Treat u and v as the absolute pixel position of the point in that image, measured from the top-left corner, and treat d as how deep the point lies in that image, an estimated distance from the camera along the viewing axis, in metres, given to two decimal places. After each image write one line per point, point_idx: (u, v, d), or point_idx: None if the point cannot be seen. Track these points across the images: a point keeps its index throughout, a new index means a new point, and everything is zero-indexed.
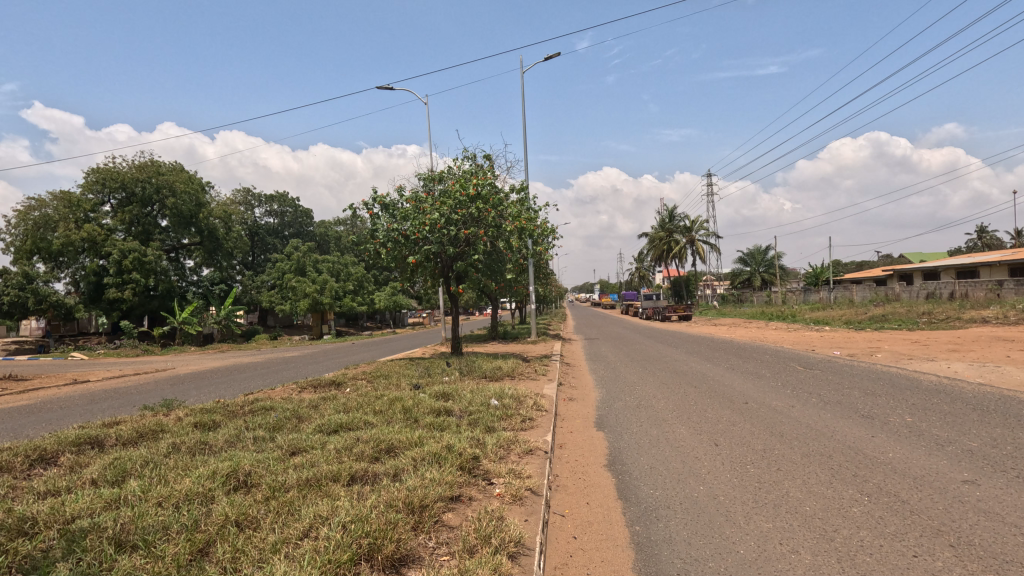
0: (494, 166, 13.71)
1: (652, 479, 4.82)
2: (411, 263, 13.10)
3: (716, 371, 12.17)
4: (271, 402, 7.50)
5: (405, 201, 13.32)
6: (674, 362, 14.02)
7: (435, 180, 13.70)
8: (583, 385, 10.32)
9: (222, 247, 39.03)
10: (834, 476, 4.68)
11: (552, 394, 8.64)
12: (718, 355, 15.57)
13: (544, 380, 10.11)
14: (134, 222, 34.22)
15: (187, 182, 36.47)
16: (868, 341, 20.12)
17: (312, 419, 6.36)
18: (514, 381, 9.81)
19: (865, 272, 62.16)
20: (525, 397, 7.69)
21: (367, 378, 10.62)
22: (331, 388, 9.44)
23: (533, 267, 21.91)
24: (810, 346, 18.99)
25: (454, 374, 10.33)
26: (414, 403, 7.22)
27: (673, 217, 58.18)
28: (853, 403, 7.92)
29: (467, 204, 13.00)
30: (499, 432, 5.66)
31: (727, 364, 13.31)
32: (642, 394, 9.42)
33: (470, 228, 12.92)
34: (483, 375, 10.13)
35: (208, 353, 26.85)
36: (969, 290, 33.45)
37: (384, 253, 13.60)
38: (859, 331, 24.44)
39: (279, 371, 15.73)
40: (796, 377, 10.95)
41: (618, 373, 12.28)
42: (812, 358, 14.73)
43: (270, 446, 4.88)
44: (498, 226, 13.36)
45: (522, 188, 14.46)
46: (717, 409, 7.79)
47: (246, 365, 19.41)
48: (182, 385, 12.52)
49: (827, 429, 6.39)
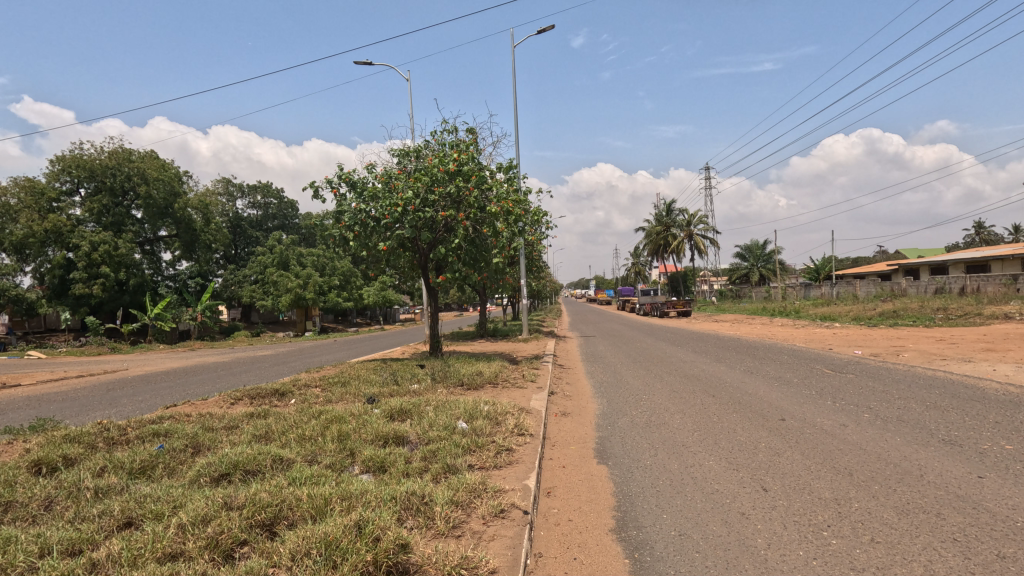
0: (479, 140, 11.95)
1: (686, 560, 3.14)
2: (381, 250, 11.42)
3: (733, 375, 10.53)
4: (174, 425, 5.78)
5: (375, 179, 11.58)
6: (682, 363, 12.35)
7: (408, 155, 11.81)
8: (579, 394, 8.64)
9: (201, 240, 37.06)
10: (971, 560, 3.00)
11: (540, 408, 6.93)
12: (729, 355, 13.96)
13: (531, 389, 8.37)
14: (105, 213, 32.21)
15: (161, 170, 34.44)
16: (887, 339, 18.55)
17: (208, 453, 4.64)
18: (496, 390, 8.14)
19: (866, 267, 60.81)
20: (506, 415, 5.98)
21: (323, 386, 8.91)
22: (270, 399, 7.70)
23: (524, 259, 20.24)
24: (826, 344, 17.42)
25: (425, 381, 8.62)
26: (358, 425, 5.50)
27: (670, 210, 56.55)
28: (922, 421, 6.23)
29: (446, 181, 11.26)
30: (459, 479, 3.95)
31: (742, 366, 11.65)
32: (653, 406, 7.74)
33: (451, 211, 11.18)
34: (458, 383, 8.42)
35: (179, 352, 25.00)
36: (981, 284, 31.98)
37: (352, 241, 11.91)
38: (872, 328, 22.87)
39: (237, 374, 13.98)
40: (828, 382, 9.34)
41: (619, 378, 10.61)
42: (835, 358, 13.10)
43: (95, 510, 3.17)
44: (483, 209, 11.64)
45: (511, 166, 12.70)
46: (750, 429, 6.14)
47: (208, 366, 17.66)
48: (112, 394, 10.75)
49: (909, 462, 4.74)
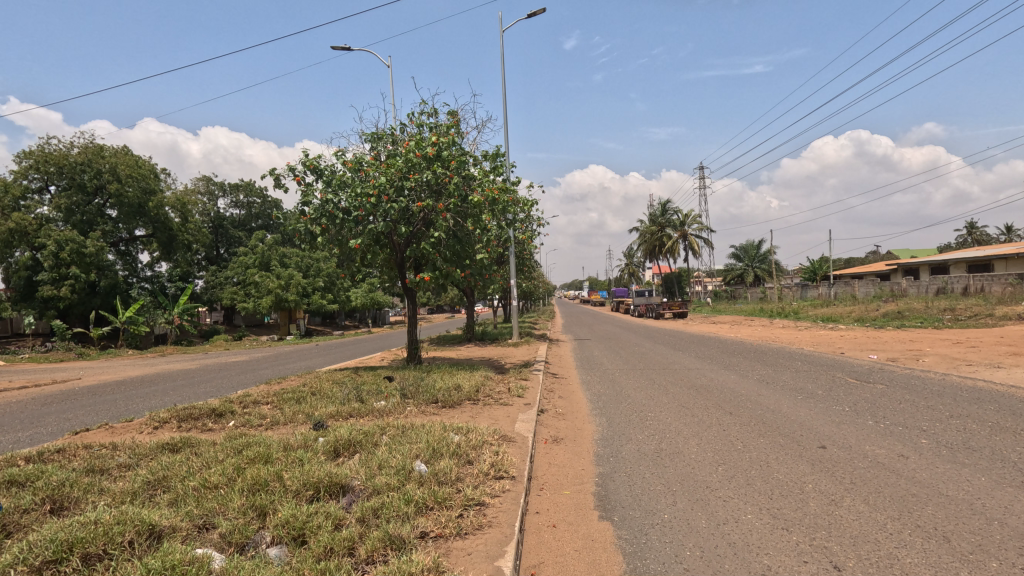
0: (460, 123, 10.65)
1: None
2: (352, 247, 10.13)
3: (747, 386, 9.32)
4: (52, 465, 4.47)
5: (343, 167, 10.26)
6: (687, 371, 11.14)
7: (381, 140, 10.41)
8: (574, 413, 7.39)
9: (178, 240, 35.58)
10: None
11: (526, 434, 5.69)
12: (736, 361, 12.77)
13: (517, 408, 7.08)
14: (75, 212, 30.71)
15: (135, 167, 32.92)
16: (899, 342, 17.47)
17: (59, 517, 3.33)
18: (476, 409, 6.91)
19: (863, 266, 59.97)
20: (482, 448, 4.70)
21: (273, 404, 7.62)
22: (202, 424, 6.40)
23: (514, 258, 19.03)
24: (837, 348, 16.30)
25: (393, 399, 7.34)
26: (287, 465, 4.19)
27: (664, 211, 55.40)
28: (999, 452, 5.01)
29: (423, 167, 9.97)
30: (398, 568, 2.68)
31: (755, 374, 10.44)
32: (663, 427, 6.51)
33: (429, 201, 9.89)
34: (431, 401, 7.19)
35: (149, 358, 23.54)
36: (985, 284, 31.09)
37: (319, 237, 10.61)
38: (880, 330, 21.85)
39: (195, 385, 12.66)
40: (858, 395, 8.13)
41: (618, 389, 9.38)
42: (853, 365, 11.95)
43: None
44: (466, 199, 10.33)
45: (496, 153, 11.42)
46: (789, 463, 4.90)
47: (170, 374, 16.28)
48: (40, 413, 9.44)
49: (1017, 518, 3.53)
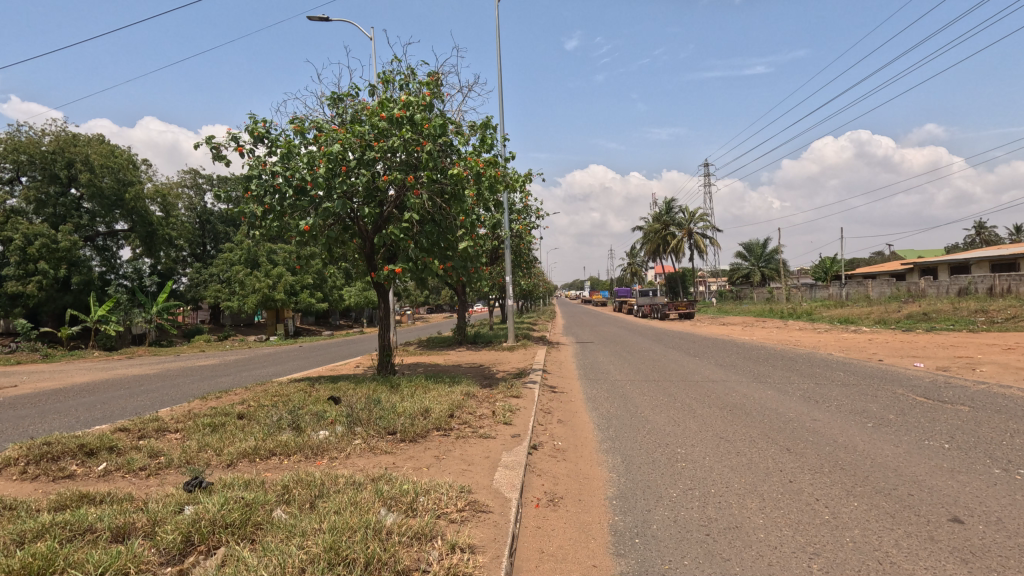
0: (441, 83, 8.72)
1: None
2: (305, 231, 8.30)
3: (793, 406, 7.43)
4: None
5: (295, 134, 8.35)
6: (711, 385, 9.24)
7: (342, 102, 8.44)
8: (577, 448, 5.53)
9: (160, 235, 33.79)
10: None
11: (509, 495, 3.88)
12: (766, 371, 10.95)
13: (501, 444, 5.25)
14: (47, 203, 28.97)
15: (111, 157, 31.12)
16: (939, 348, 15.53)
17: None
18: (443, 446, 5.11)
19: (874, 266, 58.03)
20: (429, 541, 2.86)
21: (182, 433, 5.82)
22: (58, 469, 4.57)
23: (510, 253, 17.24)
24: (873, 354, 14.50)
25: (335, 430, 5.51)
26: None
27: (669, 208, 53.51)
28: None
29: (392, 134, 8.03)
30: None
31: (797, 390, 8.61)
32: (701, 475, 4.65)
33: (398, 175, 7.98)
34: (387, 432, 5.40)
35: (114, 359, 21.71)
36: (1013, 284, 29.29)
37: (269, 220, 8.82)
38: (911, 334, 19.99)
39: (136, 395, 10.90)
40: (942, 421, 6.25)
41: (630, 409, 7.58)
42: (906, 377, 10.02)
43: None
44: (444, 174, 8.42)
45: (484, 124, 9.53)
46: (926, 560, 3.05)
47: (124, 379, 14.54)
48: None
49: None
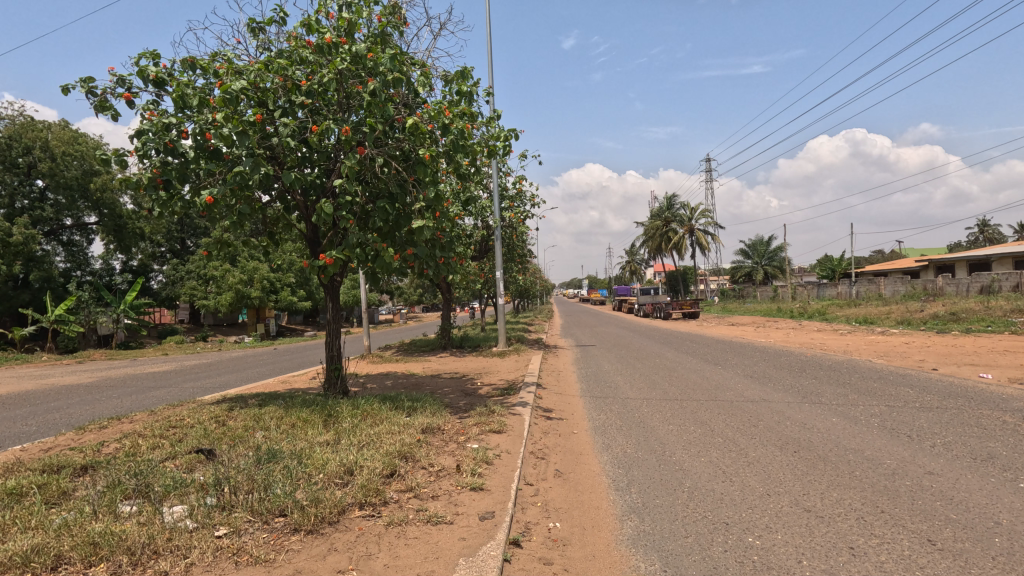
0: (400, 12, 6.58)
1: None
2: (209, 205, 6.08)
3: (882, 446, 5.31)
4: None
5: (196, 75, 6.10)
6: (754, 409, 7.14)
7: (264, 32, 6.24)
8: (585, 539, 3.42)
9: (132, 228, 31.47)
10: None
11: None
12: (812, 386, 8.88)
13: (458, 538, 3.15)
14: (4, 194, 26.60)
15: (75, 144, 28.72)
16: (995, 354, 13.42)
17: None
18: (357, 549, 2.99)
19: (883, 264, 56.02)
20: None
21: None
22: None
23: (501, 245, 15.13)
24: (922, 362, 12.44)
25: (194, 509, 3.38)
26: None
27: (671, 204, 51.37)
28: None
29: (328, 72, 5.84)
30: None
31: (869, 417, 6.54)
32: None
33: (333, 125, 5.79)
34: (277, 513, 3.31)
35: (62, 364, 19.45)
36: None
37: (167, 192, 6.55)
38: (949, 336, 17.92)
39: (31, 416, 8.77)
40: None
41: (655, 447, 5.51)
42: (995, 396, 7.90)
43: None
44: (402, 131, 6.26)
45: (459, 75, 7.44)
46: None
47: (46, 391, 12.38)
48: None
49: None
